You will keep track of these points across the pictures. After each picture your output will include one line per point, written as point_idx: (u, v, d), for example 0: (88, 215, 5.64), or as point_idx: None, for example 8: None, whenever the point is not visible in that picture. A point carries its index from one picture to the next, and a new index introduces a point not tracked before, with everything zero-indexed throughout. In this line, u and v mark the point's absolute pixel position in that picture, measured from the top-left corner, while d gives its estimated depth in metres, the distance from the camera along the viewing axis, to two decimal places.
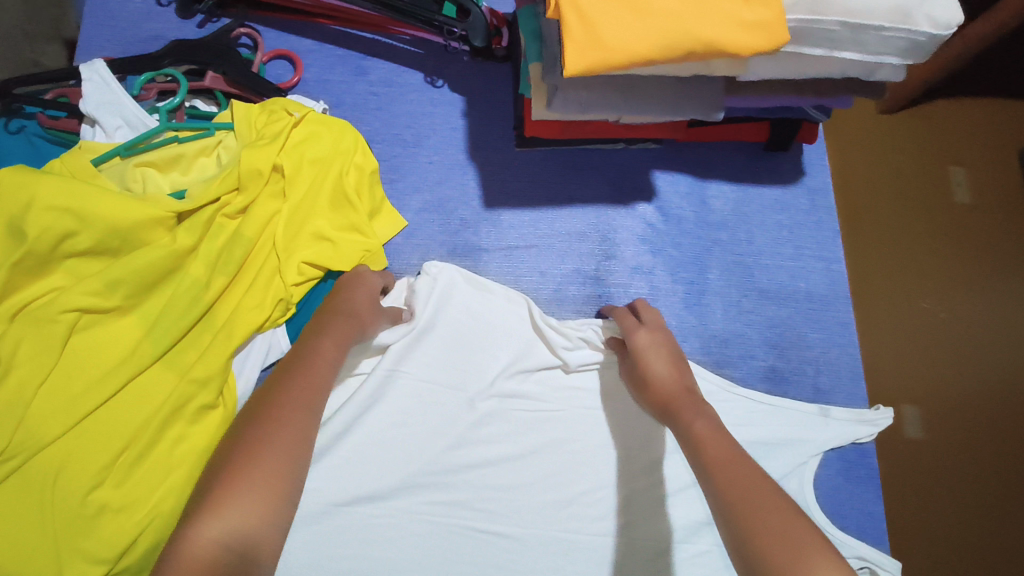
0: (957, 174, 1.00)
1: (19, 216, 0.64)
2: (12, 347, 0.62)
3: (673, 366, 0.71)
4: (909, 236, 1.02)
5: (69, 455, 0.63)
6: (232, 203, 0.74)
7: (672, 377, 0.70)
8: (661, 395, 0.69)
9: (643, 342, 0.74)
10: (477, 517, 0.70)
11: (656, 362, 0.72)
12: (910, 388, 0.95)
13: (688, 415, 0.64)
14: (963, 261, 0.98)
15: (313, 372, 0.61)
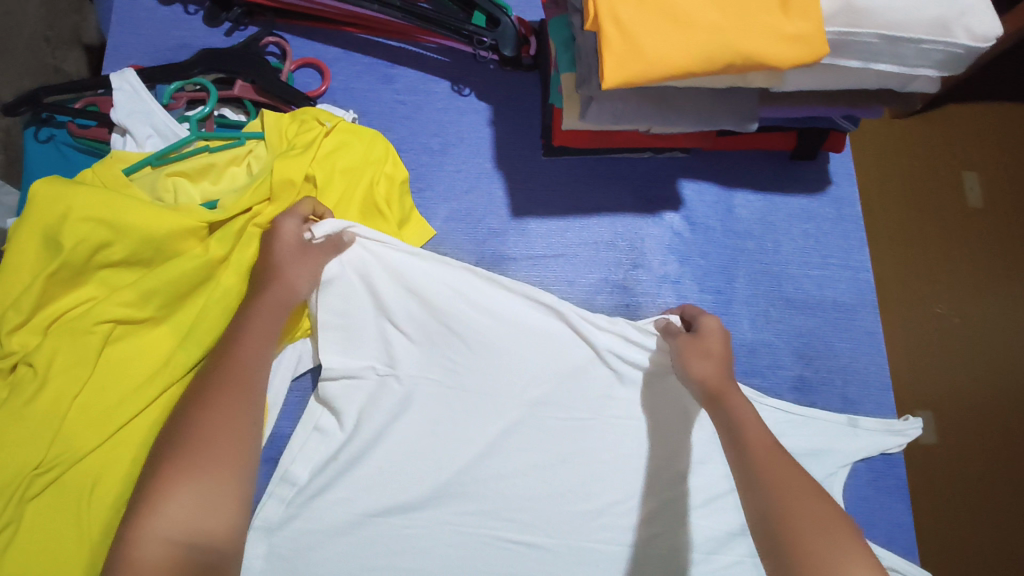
0: (972, 177, 1.03)
1: (56, 227, 0.65)
2: (47, 358, 0.62)
3: (727, 356, 0.70)
4: (928, 241, 1.02)
5: (104, 467, 0.63)
6: (263, 214, 0.73)
7: (726, 364, 0.70)
8: (716, 375, 0.68)
9: (708, 325, 0.73)
10: (511, 528, 0.70)
11: (714, 341, 0.71)
12: (934, 395, 0.93)
13: (735, 401, 0.65)
14: (978, 261, 0.99)
15: (251, 350, 0.62)
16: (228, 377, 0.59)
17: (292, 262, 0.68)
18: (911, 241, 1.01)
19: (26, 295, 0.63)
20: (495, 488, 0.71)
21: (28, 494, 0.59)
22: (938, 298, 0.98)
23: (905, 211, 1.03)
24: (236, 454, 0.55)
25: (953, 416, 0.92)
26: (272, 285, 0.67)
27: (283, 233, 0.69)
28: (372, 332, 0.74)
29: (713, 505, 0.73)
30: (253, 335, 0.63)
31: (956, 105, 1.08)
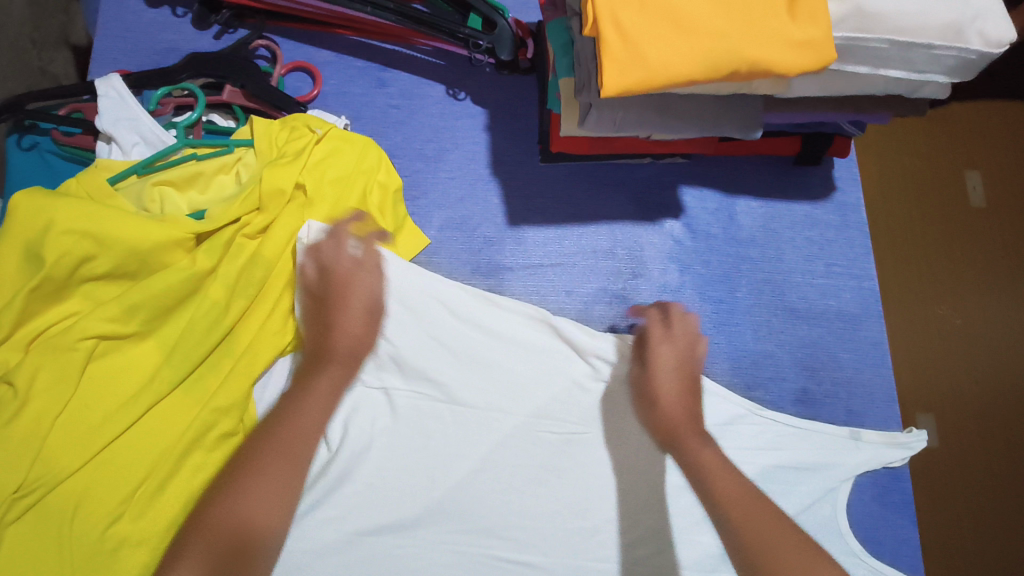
0: (973, 177, 1.02)
1: (38, 240, 0.63)
2: (29, 377, 0.60)
3: (691, 391, 0.72)
4: (938, 237, 0.98)
5: (88, 488, 0.61)
6: (252, 223, 0.71)
7: (688, 399, 0.71)
8: (664, 411, 0.70)
9: (668, 353, 0.73)
10: (508, 547, 0.68)
11: (662, 379, 0.72)
12: (937, 396, 0.90)
13: (694, 444, 0.67)
14: (981, 261, 0.98)
15: (314, 407, 0.64)
16: (287, 430, 0.62)
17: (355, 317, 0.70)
18: (918, 243, 0.98)
19: (6, 311, 0.61)
20: (490, 505, 0.69)
21: (6, 518, 0.57)
22: (942, 302, 0.95)
23: (911, 211, 0.99)
24: (283, 499, 0.58)
25: (962, 425, 0.89)
26: (346, 351, 0.69)
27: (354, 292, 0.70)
28: None
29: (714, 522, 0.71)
30: (321, 393, 0.65)
31: (958, 102, 1.07)
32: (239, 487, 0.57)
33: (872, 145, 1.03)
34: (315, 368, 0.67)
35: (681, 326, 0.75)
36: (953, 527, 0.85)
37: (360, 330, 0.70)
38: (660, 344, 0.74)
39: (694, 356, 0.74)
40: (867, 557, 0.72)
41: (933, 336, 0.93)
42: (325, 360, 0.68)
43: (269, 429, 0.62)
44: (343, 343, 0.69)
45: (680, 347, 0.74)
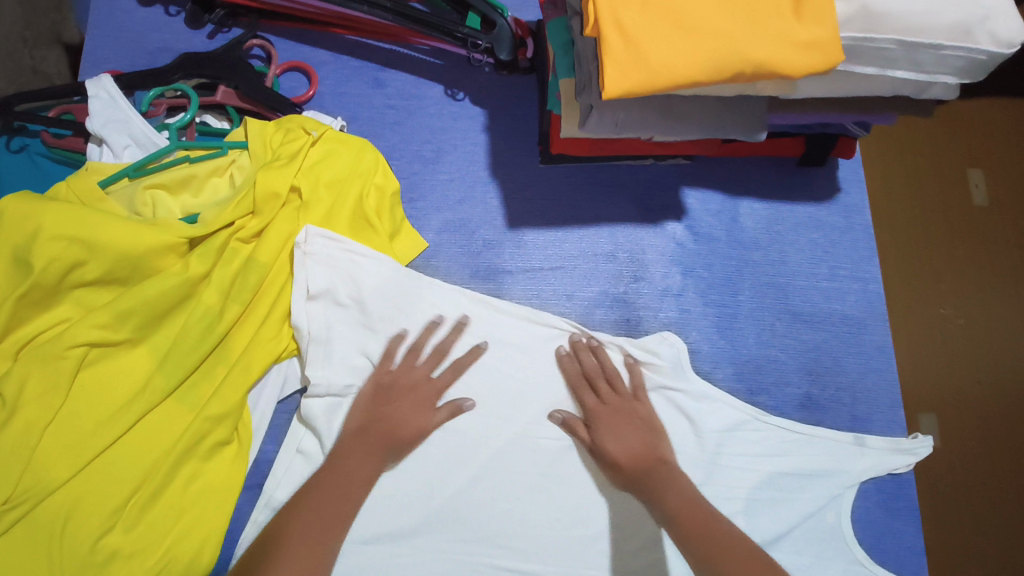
0: (975, 175, 1.02)
1: (25, 246, 0.61)
2: (17, 386, 0.59)
3: (643, 436, 0.69)
4: (941, 236, 0.97)
5: (79, 499, 0.59)
6: (246, 227, 0.70)
7: (646, 447, 0.69)
8: (631, 472, 0.67)
9: (608, 414, 0.70)
10: (507, 556, 0.67)
11: (612, 447, 0.68)
12: (942, 398, 0.89)
13: (660, 489, 0.65)
14: (984, 260, 0.97)
15: (347, 490, 0.64)
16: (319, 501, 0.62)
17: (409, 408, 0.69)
18: (921, 241, 0.96)
19: None
20: (489, 513, 0.68)
21: None
22: (945, 302, 0.94)
23: (914, 209, 0.98)
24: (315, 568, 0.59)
25: (966, 428, 0.88)
26: (393, 442, 0.67)
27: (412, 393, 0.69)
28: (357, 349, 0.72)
29: None
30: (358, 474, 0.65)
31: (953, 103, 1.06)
32: (282, 547, 0.59)
33: (873, 146, 1.02)
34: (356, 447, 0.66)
35: (608, 374, 0.72)
36: (959, 531, 0.84)
37: (415, 432, 0.68)
38: (599, 405, 0.71)
39: (632, 405, 0.71)
40: (874, 565, 0.71)
41: (937, 336, 0.92)
42: (371, 444, 0.66)
43: (311, 494, 0.63)
44: (402, 439, 0.67)
45: (618, 405, 0.71)
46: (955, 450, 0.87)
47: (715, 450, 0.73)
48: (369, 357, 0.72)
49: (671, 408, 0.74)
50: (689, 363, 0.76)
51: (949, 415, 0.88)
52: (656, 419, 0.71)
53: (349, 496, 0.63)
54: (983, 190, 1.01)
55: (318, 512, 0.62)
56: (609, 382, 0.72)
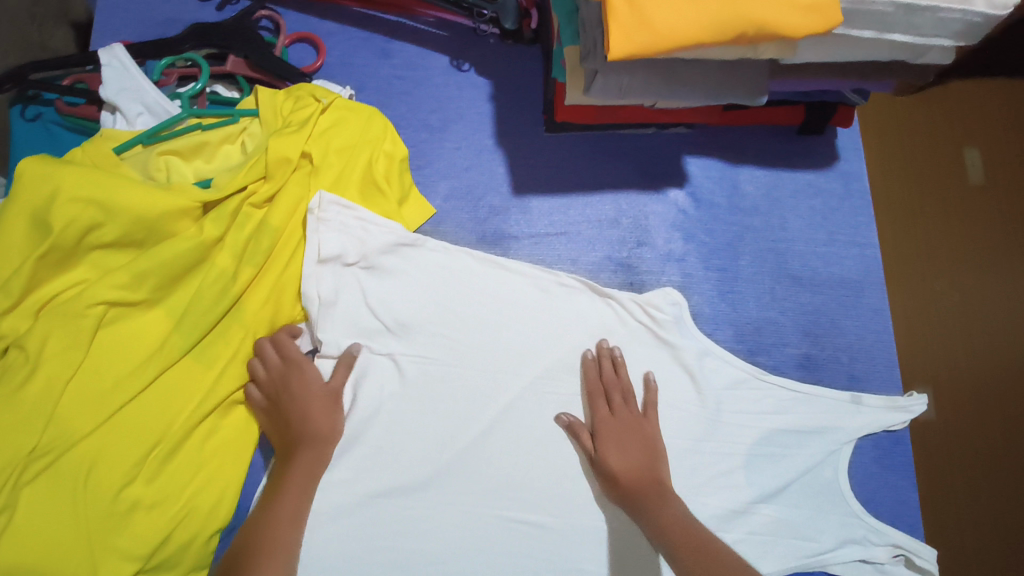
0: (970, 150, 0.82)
1: (44, 207, 0.63)
2: (39, 342, 0.61)
3: (646, 453, 0.70)
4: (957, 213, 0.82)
5: (100, 451, 0.62)
6: (258, 192, 0.72)
7: (646, 466, 0.69)
8: (627, 487, 0.68)
9: (616, 426, 0.71)
10: (517, 507, 0.71)
11: (613, 458, 0.69)
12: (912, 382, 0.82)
13: (655, 507, 0.66)
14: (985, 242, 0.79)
15: (282, 523, 0.63)
16: (265, 534, 0.62)
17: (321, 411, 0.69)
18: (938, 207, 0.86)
19: (16, 277, 0.61)
20: (497, 466, 0.72)
21: (22, 478, 0.58)
22: (946, 273, 0.82)
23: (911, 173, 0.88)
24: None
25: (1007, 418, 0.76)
26: (313, 430, 0.68)
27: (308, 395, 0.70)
28: (360, 310, 0.74)
29: (716, 482, 0.74)
30: (297, 479, 0.66)
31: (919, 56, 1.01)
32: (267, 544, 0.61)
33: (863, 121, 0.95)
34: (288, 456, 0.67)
35: (619, 387, 0.74)
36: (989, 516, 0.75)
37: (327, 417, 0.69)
38: (603, 417, 0.72)
39: (640, 420, 0.72)
40: (868, 516, 0.75)
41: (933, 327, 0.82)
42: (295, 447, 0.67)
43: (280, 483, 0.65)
44: (320, 429, 0.68)
45: (626, 419, 0.72)
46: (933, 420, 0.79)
47: (716, 407, 0.76)
48: (383, 322, 0.74)
49: (674, 364, 0.77)
50: (691, 318, 0.79)
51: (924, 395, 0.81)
52: (660, 439, 0.72)
53: (294, 522, 0.64)
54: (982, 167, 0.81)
55: (261, 534, 0.62)
56: (618, 393, 0.73)
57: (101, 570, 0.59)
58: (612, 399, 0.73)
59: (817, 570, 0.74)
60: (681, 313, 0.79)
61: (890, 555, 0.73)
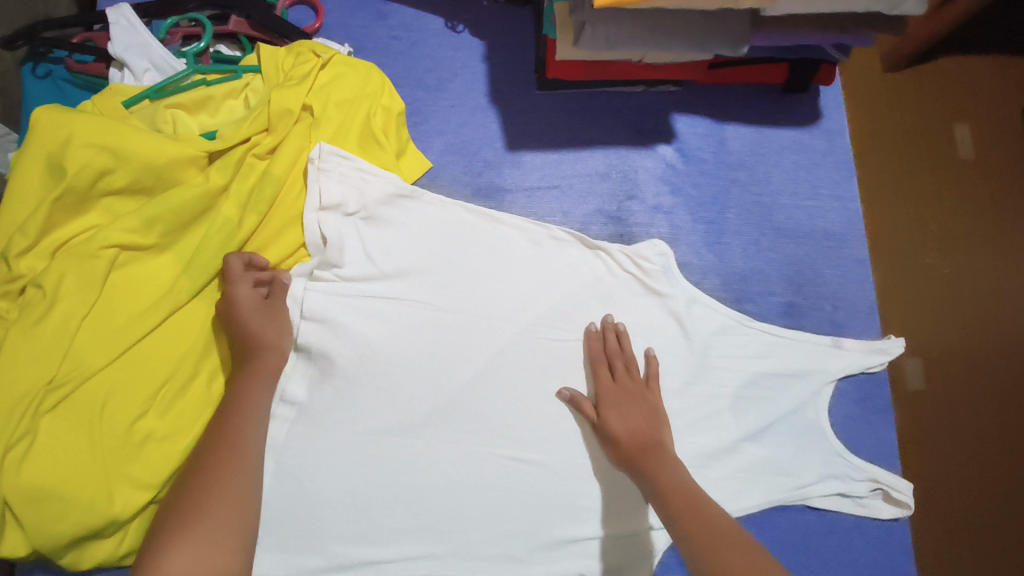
0: (958, 134, 1.20)
1: (58, 152, 0.66)
2: (56, 280, 0.64)
3: (647, 418, 0.72)
4: (930, 194, 1.13)
5: (114, 384, 0.65)
6: (261, 144, 0.75)
7: (647, 429, 0.71)
8: (627, 449, 0.70)
9: (617, 393, 0.74)
10: (510, 446, 0.75)
11: (613, 421, 0.72)
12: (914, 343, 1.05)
13: (652, 467, 0.68)
14: (948, 214, 1.13)
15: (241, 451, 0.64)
16: (231, 454, 0.63)
17: (267, 322, 0.70)
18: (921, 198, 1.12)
19: (32, 219, 0.64)
20: (493, 407, 0.76)
21: (41, 408, 0.61)
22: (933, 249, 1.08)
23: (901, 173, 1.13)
24: (238, 521, 0.60)
25: (963, 363, 1.05)
26: (265, 348, 0.69)
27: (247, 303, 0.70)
28: (359, 256, 0.76)
29: (705, 422, 0.77)
30: (252, 395, 0.67)
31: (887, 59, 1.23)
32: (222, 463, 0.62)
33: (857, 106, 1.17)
34: (244, 372, 0.68)
35: (623, 359, 0.76)
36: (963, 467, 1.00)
37: (276, 334, 0.70)
38: (606, 385, 0.74)
39: (643, 390, 0.74)
40: (849, 454, 0.79)
41: (923, 292, 1.06)
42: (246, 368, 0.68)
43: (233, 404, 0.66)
44: (276, 349, 0.70)
45: (628, 387, 0.74)
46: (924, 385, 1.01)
47: (703, 352, 0.79)
48: (381, 268, 0.77)
49: (663, 312, 0.80)
50: (679, 268, 0.82)
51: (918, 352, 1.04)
52: (662, 408, 0.74)
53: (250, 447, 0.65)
54: (966, 146, 1.20)
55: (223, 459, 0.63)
56: (622, 363, 0.76)
57: (116, 495, 0.63)
58: (615, 370, 0.75)
59: (799, 504, 0.77)
60: (670, 262, 0.82)
61: (870, 489, 0.78)
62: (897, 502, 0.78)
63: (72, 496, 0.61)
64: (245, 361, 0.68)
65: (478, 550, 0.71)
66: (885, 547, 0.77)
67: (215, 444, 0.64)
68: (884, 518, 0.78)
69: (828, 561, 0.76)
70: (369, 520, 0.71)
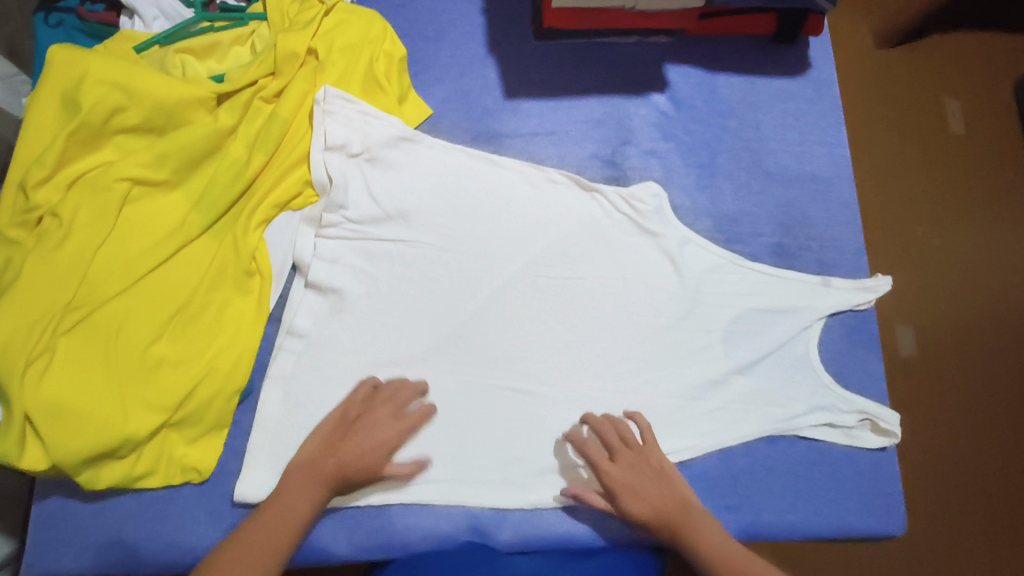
0: (945, 107, 1.32)
1: (74, 89, 0.68)
2: (71, 212, 0.67)
3: (659, 492, 0.73)
4: (919, 166, 1.28)
5: (128, 310, 0.68)
6: (267, 88, 0.77)
7: (665, 501, 0.73)
8: (658, 526, 0.72)
9: (623, 473, 0.73)
10: (508, 377, 0.77)
11: (638, 507, 0.72)
12: (901, 310, 1.20)
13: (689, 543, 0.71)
14: (940, 183, 1.28)
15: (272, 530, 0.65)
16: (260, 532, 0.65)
17: (363, 458, 0.70)
18: (908, 176, 1.27)
19: (49, 151, 0.66)
20: (492, 339, 0.78)
21: (60, 328, 0.65)
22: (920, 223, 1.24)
23: (890, 149, 1.27)
24: None
25: (953, 313, 1.21)
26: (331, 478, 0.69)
27: (376, 429, 0.72)
28: (364, 196, 0.79)
29: (696, 355, 0.81)
30: (295, 501, 0.67)
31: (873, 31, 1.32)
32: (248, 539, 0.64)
33: (851, 89, 1.30)
34: (299, 470, 0.69)
35: (614, 435, 0.75)
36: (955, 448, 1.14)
37: (356, 468, 0.70)
38: (610, 469, 0.74)
39: (644, 460, 0.74)
40: (837, 387, 0.82)
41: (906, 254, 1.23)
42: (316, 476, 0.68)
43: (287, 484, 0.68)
44: (349, 477, 0.69)
45: (630, 465, 0.74)
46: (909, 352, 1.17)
47: (695, 288, 0.82)
48: (384, 208, 0.79)
49: (657, 251, 0.83)
50: (671, 209, 0.85)
51: (905, 320, 1.19)
52: (668, 466, 0.75)
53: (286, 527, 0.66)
54: (953, 118, 1.32)
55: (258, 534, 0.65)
56: (613, 441, 0.75)
57: (131, 415, 0.66)
58: (611, 449, 0.75)
59: (788, 434, 0.80)
60: (664, 205, 0.85)
61: (857, 420, 0.81)
62: (883, 432, 0.81)
63: (91, 414, 0.64)
64: (310, 465, 0.69)
65: (479, 476, 0.75)
66: (872, 474, 0.80)
67: (247, 526, 0.65)
68: (872, 448, 0.81)
69: (819, 487, 0.79)
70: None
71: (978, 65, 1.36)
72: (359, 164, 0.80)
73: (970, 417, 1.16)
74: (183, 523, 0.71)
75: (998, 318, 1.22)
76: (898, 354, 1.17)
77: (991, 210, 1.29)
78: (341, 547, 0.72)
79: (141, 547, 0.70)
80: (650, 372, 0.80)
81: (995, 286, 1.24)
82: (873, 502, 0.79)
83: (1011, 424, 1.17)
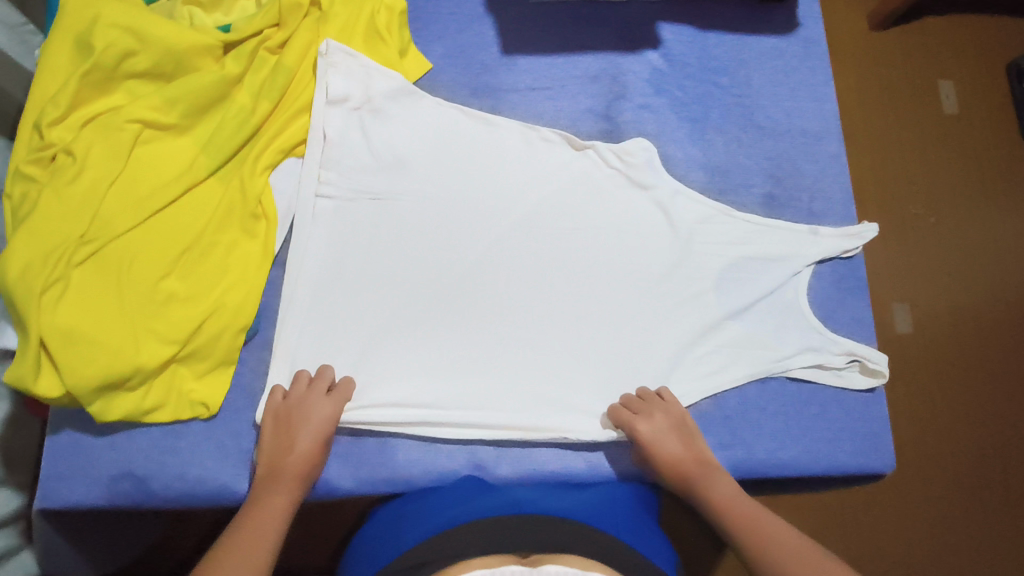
0: (945, 87, 1.35)
1: (87, 31, 0.71)
2: (85, 149, 0.69)
3: (681, 444, 0.75)
4: (917, 143, 1.30)
5: (138, 246, 0.71)
6: (273, 38, 0.80)
7: (684, 451, 0.75)
8: (677, 475, 0.74)
9: (651, 423, 0.75)
10: (506, 319, 0.80)
11: (664, 455, 0.74)
12: (898, 289, 1.22)
13: (702, 486, 0.72)
14: (938, 161, 1.30)
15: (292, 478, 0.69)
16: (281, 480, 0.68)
17: (291, 452, 0.70)
18: (906, 153, 1.30)
19: (63, 92, 0.69)
20: (491, 283, 0.81)
21: (74, 259, 0.67)
22: (917, 200, 1.27)
23: (887, 126, 1.30)
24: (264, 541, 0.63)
25: (949, 286, 1.23)
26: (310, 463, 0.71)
27: (297, 419, 0.71)
28: (365, 149, 0.82)
29: (688, 300, 0.83)
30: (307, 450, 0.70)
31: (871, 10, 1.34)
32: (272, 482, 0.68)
33: (847, 67, 1.33)
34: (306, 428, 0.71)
35: (643, 398, 0.77)
36: (946, 412, 1.17)
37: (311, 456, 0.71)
38: (637, 421, 0.75)
39: (671, 417, 0.76)
40: (824, 330, 0.84)
41: (904, 233, 1.25)
42: (281, 478, 0.68)
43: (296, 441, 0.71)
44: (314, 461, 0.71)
45: (658, 418, 0.75)
46: (905, 329, 1.20)
47: (688, 236, 0.85)
48: (382, 158, 0.82)
49: (650, 201, 0.86)
50: (660, 163, 0.87)
51: (901, 298, 1.22)
52: (690, 422, 0.77)
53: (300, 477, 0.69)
54: (952, 99, 1.35)
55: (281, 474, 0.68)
56: (640, 402, 0.77)
57: (141, 345, 0.68)
58: (637, 407, 0.76)
59: (779, 375, 0.82)
60: (654, 165, 0.87)
61: (846, 361, 0.83)
62: (871, 373, 0.83)
63: (103, 342, 0.67)
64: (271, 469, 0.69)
65: (478, 409, 0.76)
66: (860, 414, 0.83)
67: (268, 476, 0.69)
68: (860, 388, 0.83)
69: (808, 428, 0.81)
70: (389, 375, 0.77)
71: (977, 45, 1.38)
72: (357, 116, 0.83)
73: (963, 384, 1.19)
74: (191, 457, 0.73)
75: (994, 289, 1.24)
76: (894, 332, 1.20)
77: (988, 187, 1.31)
78: (345, 484, 0.74)
79: (152, 479, 0.72)
80: (644, 318, 0.82)
81: (988, 258, 1.26)
82: (862, 441, 0.82)
83: (1001, 389, 1.20)
